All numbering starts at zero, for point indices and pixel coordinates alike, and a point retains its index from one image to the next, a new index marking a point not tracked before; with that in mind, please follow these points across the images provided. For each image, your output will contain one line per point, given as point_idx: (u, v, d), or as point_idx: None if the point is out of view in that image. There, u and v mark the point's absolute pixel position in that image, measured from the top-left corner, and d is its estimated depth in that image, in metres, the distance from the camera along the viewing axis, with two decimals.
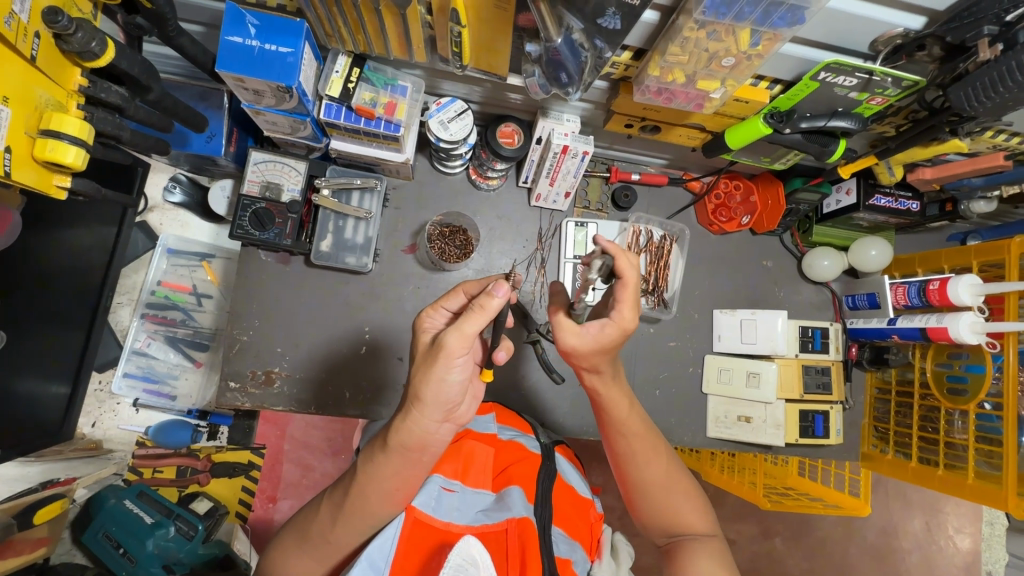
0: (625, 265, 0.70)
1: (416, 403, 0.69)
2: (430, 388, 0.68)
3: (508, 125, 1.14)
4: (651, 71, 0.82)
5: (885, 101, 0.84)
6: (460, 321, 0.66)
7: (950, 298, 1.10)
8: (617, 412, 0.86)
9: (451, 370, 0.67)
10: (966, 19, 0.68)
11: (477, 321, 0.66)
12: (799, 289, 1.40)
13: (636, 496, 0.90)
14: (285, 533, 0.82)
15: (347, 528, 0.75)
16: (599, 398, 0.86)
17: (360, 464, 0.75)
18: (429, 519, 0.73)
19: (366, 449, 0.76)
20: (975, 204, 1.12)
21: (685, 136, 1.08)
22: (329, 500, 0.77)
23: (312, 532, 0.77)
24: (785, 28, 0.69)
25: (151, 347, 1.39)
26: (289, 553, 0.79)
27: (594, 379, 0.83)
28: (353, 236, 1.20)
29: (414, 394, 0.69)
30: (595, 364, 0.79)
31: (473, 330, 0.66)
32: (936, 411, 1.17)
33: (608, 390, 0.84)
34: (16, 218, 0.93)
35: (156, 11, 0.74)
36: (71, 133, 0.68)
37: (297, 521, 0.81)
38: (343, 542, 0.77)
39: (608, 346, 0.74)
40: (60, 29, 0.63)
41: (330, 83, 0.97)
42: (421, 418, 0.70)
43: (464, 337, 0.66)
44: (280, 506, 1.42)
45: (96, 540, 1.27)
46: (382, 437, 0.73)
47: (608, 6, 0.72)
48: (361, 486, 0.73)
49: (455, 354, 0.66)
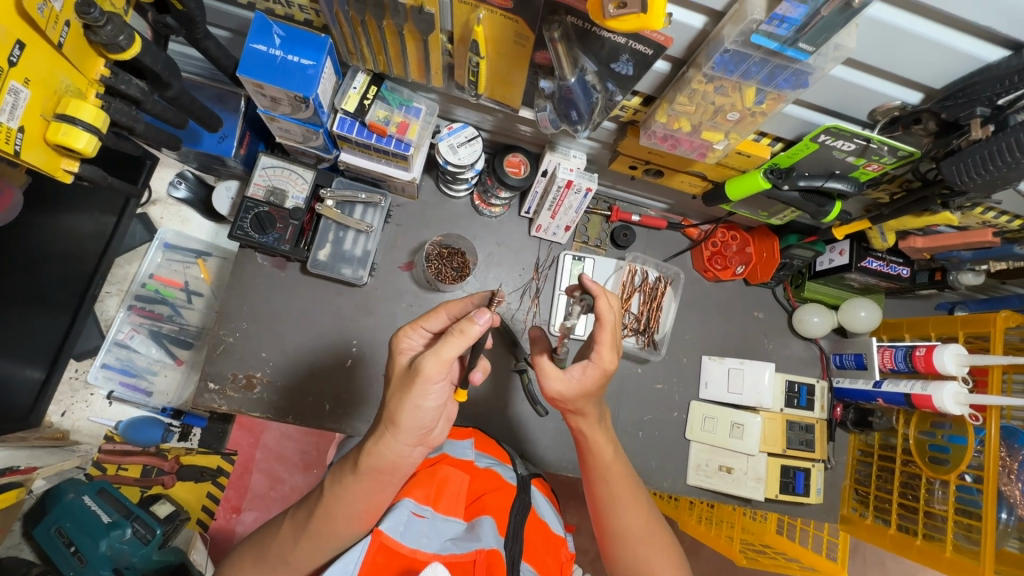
0: (604, 304, 0.71)
1: (390, 426, 0.68)
2: (406, 414, 0.67)
3: (516, 155, 1.16)
4: (659, 118, 0.85)
5: (880, 168, 0.87)
6: (438, 346, 0.65)
7: (935, 366, 1.11)
8: (603, 455, 0.86)
9: (428, 396, 0.66)
10: (961, 99, 0.70)
11: (456, 346, 0.65)
12: (788, 343, 1.41)
13: (611, 545, 0.88)
14: (244, 547, 0.80)
15: (308, 548, 0.74)
16: (585, 439, 0.85)
17: (326, 481, 0.74)
18: (395, 544, 0.68)
19: (336, 467, 0.75)
20: (964, 275, 1.16)
21: (687, 184, 1.11)
22: (292, 517, 0.76)
23: (271, 549, 0.76)
24: (789, 90, 0.72)
25: (133, 340, 1.35)
26: (246, 568, 0.77)
27: (577, 422, 0.83)
28: (352, 248, 1.21)
29: (389, 416, 0.68)
30: (580, 406, 0.79)
31: (450, 355, 0.65)
32: (917, 478, 1.16)
33: (591, 433, 0.84)
34: (19, 195, 0.93)
35: (186, 12, 0.77)
36: (87, 120, 0.67)
37: (256, 536, 0.80)
38: (303, 562, 0.75)
39: (589, 390, 0.75)
40: (91, 20, 0.63)
41: (347, 98, 0.99)
42: (393, 442, 0.69)
43: (442, 362, 0.65)
44: (243, 518, 1.38)
45: (47, 535, 1.20)
46: (351, 459, 0.72)
47: (622, 53, 0.75)
48: (325, 507, 0.72)
49: (432, 379, 0.65)
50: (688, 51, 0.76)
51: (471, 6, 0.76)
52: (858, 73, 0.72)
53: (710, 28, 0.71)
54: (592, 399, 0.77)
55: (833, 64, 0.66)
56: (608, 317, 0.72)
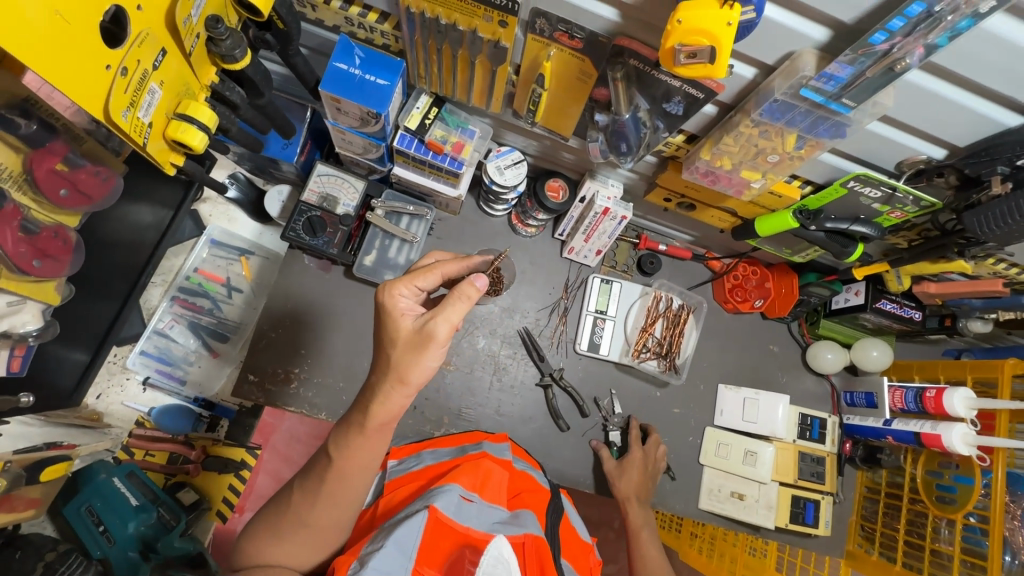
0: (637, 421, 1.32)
1: (398, 384, 0.74)
2: (416, 372, 0.73)
3: (557, 180, 1.24)
4: (703, 155, 0.93)
5: (903, 216, 0.94)
6: (446, 311, 0.72)
7: (945, 408, 1.16)
8: (637, 522, 1.21)
9: (436, 357, 0.74)
10: (983, 157, 0.78)
11: (461, 309, 0.72)
12: (801, 378, 1.46)
13: None
14: (258, 520, 0.84)
15: (328, 505, 0.79)
16: (626, 507, 1.22)
17: (332, 444, 0.79)
18: (450, 520, 0.71)
19: (336, 430, 0.80)
20: (973, 322, 1.23)
21: (717, 218, 1.19)
22: (302, 485, 0.81)
23: (288, 516, 0.80)
24: (828, 138, 0.79)
25: (173, 330, 1.40)
26: (262, 539, 0.80)
27: (626, 495, 1.22)
28: (396, 256, 1.28)
29: (397, 375, 0.73)
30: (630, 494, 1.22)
31: (456, 318, 0.73)
32: (924, 517, 1.20)
33: (632, 510, 1.22)
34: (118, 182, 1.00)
35: (286, 30, 0.85)
36: (203, 120, 0.75)
37: (270, 508, 0.84)
38: (322, 524, 0.80)
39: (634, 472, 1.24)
40: (216, 34, 0.72)
41: (410, 117, 1.07)
42: (398, 398, 0.75)
43: (449, 326, 0.73)
44: (246, 518, 1.38)
45: (77, 513, 1.24)
46: (356, 421, 0.77)
47: (675, 95, 0.83)
48: (337, 468, 0.78)
49: (442, 343, 0.73)
50: (737, 98, 0.84)
51: (544, 44, 0.84)
52: (891, 129, 0.80)
53: (760, 79, 0.79)
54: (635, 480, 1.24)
55: (869, 119, 0.74)
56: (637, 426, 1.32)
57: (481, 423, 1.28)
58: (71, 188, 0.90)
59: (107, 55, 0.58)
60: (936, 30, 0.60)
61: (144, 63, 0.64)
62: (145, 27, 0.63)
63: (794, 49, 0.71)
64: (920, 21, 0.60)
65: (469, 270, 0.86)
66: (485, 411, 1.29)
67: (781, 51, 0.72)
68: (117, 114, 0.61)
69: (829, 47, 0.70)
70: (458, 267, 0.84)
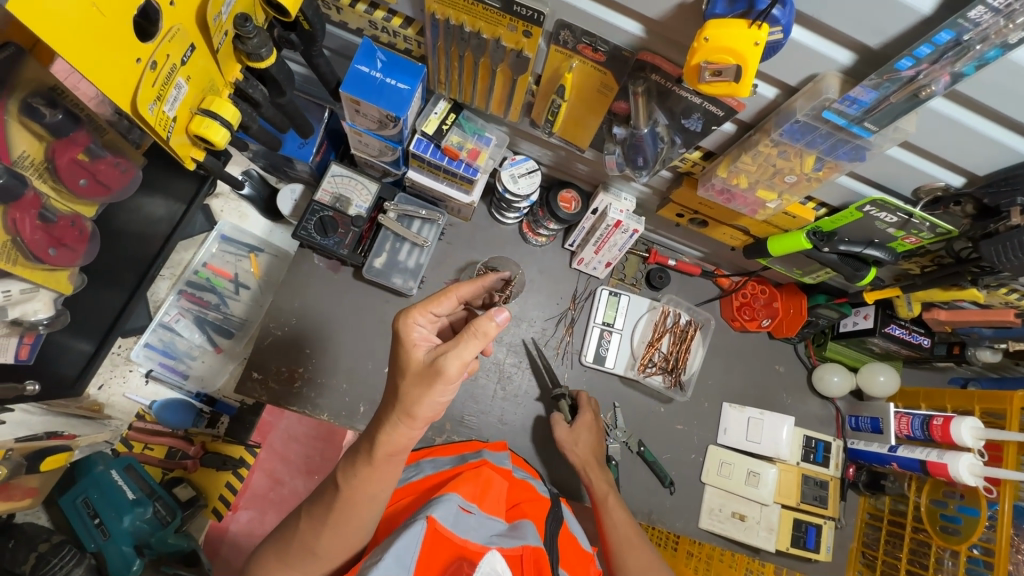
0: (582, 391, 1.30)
1: (405, 418, 0.72)
2: (422, 407, 0.70)
3: (569, 192, 1.24)
4: (720, 172, 0.93)
5: (917, 242, 0.93)
6: (458, 348, 0.69)
7: (952, 437, 1.15)
8: (600, 489, 1.14)
9: (446, 392, 0.71)
10: (1003, 187, 0.77)
11: (474, 347, 0.69)
12: (805, 400, 1.45)
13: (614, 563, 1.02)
14: (265, 548, 0.83)
15: (332, 535, 0.78)
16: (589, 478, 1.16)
17: (339, 475, 0.78)
18: (448, 532, 0.70)
19: (349, 457, 0.79)
20: (982, 352, 1.22)
21: (729, 236, 1.18)
22: (309, 512, 0.80)
23: (295, 543, 0.80)
24: (847, 160, 0.80)
25: (178, 323, 1.40)
26: (272, 565, 0.80)
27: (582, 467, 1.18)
28: (406, 260, 1.28)
29: (404, 410, 0.71)
30: (585, 459, 1.18)
31: (470, 355, 0.70)
32: (927, 546, 1.18)
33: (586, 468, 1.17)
34: (135, 173, 1.00)
35: (311, 31, 0.85)
36: (225, 117, 0.75)
37: (278, 534, 0.83)
38: (330, 552, 0.79)
39: (583, 439, 1.20)
40: (244, 32, 0.73)
41: (428, 122, 1.07)
42: (405, 430, 0.73)
43: (461, 363, 0.70)
44: (239, 516, 1.35)
45: (73, 505, 1.23)
46: (364, 450, 0.76)
47: (695, 112, 0.83)
48: (346, 499, 0.76)
49: (451, 380, 0.70)
50: (757, 117, 0.84)
51: (566, 56, 0.84)
52: (913, 155, 0.81)
53: (781, 100, 0.79)
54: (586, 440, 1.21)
55: (890, 143, 0.74)
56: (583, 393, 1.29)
57: (482, 432, 1.27)
58: (90, 178, 0.90)
59: (137, 48, 0.58)
60: (964, 59, 0.60)
61: (172, 58, 0.64)
62: (176, 23, 0.63)
63: (818, 71, 0.71)
64: (948, 49, 0.60)
65: (481, 291, 0.88)
66: (487, 420, 1.28)
67: (805, 73, 0.72)
68: (145, 108, 0.62)
69: (853, 70, 0.70)
70: (471, 290, 0.86)
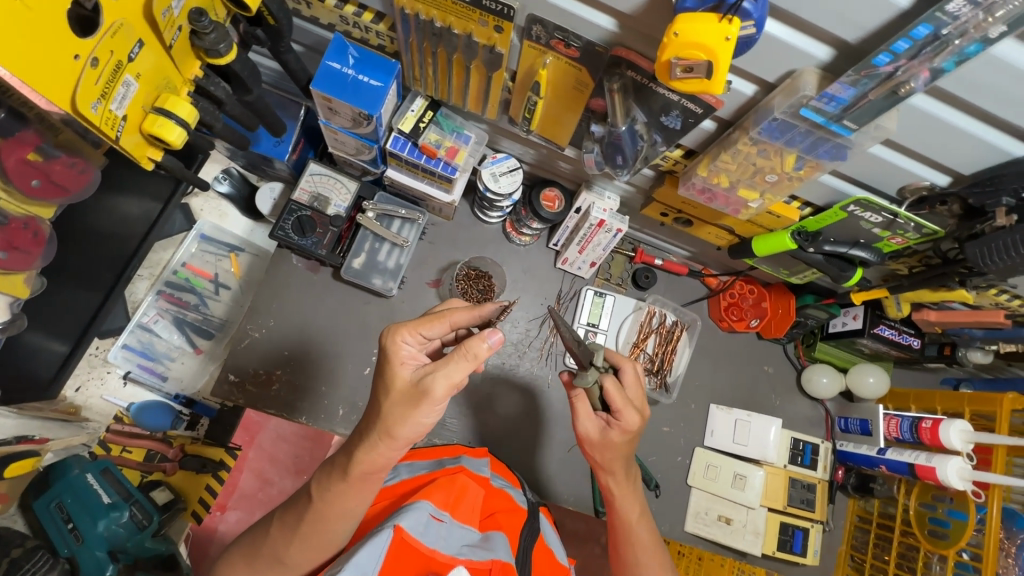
0: (626, 364, 0.85)
1: (386, 439, 0.70)
2: (404, 429, 0.69)
3: (552, 190, 1.22)
4: (700, 171, 0.91)
5: (903, 242, 0.91)
6: (446, 370, 0.67)
7: (940, 440, 1.12)
8: (628, 515, 0.88)
9: (431, 413, 0.69)
10: (988, 187, 0.74)
11: (463, 368, 0.67)
12: (794, 401, 1.43)
13: None
14: (235, 551, 0.82)
15: (301, 546, 0.76)
16: (613, 496, 0.89)
17: (315, 487, 0.76)
18: (415, 541, 0.68)
19: (322, 473, 0.77)
20: (973, 352, 1.20)
21: (714, 236, 1.16)
22: (279, 521, 0.78)
23: (264, 551, 0.78)
24: (828, 160, 0.77)
25: (157, 324, 1.38)
26: (239, 571, 0.79)
27: (608, 478, 0.88)
28: (385, 260, 1.26)
29: (385, 429, 0.70)
30: (612, 466, 0.85)
31: (459, 378, 0.68)
32: (915, 550, 1.15)
33: (612, 484, 0.88)
34: (97, 174, 0.98)
35: (276, 27, 0.83)
36: (181, 115, 0.73)
37: (248, 538, 0.82)
38: (298, 563, 0.77)
39: (615, 444, 0.83)
40: (200, 27, 0.70)
41: (404, 119, 1.04)
42: (386, 451, 0.71)
43: (450, 386, 0.68)
44: (227, 517, 1.32)
45: (47, 508, 1.21)
46: (340, 466, 0.74)
47: (673, 109, 0.80)
48: (316, 512, 0.74)
49: (438, 401, 0.68)
50: (736, 115, 0.82)
51: (540, 51, 0.82)
52: (896, 154, 0.78)
53: (760, 97, 0.76)
54: (618, 454, 0.84)
55: (871, 141, 0.71)
56: (628, 370, 0.85)
57: (464, 435, 1.25)
58: (43, 179, 0.89)
59: (76, 44, 0.56)
60: (943, 54, 0.57)
61: (118, 55, 0.62)
62: (120, 17, 0.61)
63: (796, 67, 0.68)
64: (925, 45, 0.57)
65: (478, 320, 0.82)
66: (468, 421, 1.27)
67: (782, 69, 0.69)
68: (86, 106, 0.59)
69: (832, 66, 0.67)
70: (467, 317, 0.80)
